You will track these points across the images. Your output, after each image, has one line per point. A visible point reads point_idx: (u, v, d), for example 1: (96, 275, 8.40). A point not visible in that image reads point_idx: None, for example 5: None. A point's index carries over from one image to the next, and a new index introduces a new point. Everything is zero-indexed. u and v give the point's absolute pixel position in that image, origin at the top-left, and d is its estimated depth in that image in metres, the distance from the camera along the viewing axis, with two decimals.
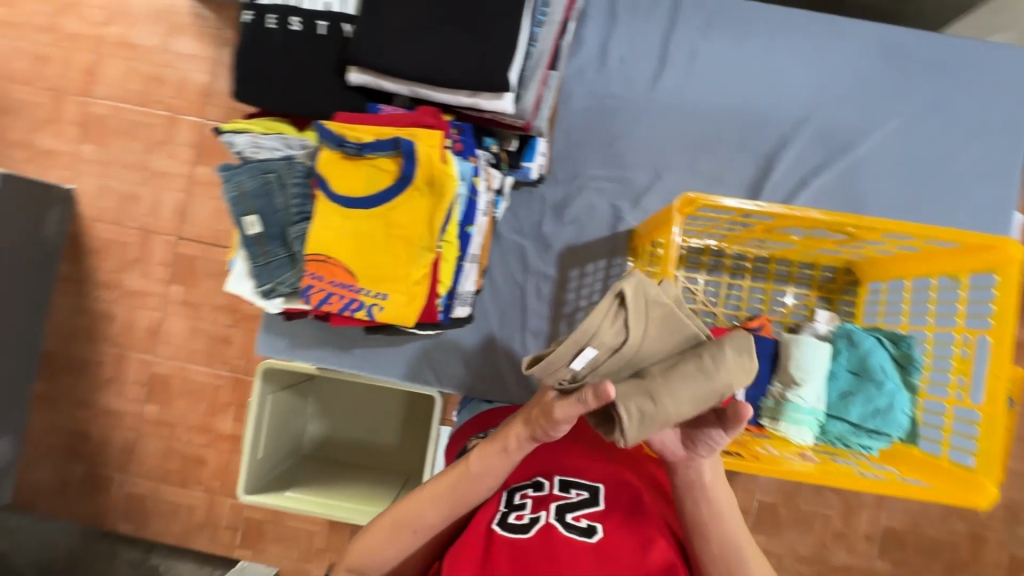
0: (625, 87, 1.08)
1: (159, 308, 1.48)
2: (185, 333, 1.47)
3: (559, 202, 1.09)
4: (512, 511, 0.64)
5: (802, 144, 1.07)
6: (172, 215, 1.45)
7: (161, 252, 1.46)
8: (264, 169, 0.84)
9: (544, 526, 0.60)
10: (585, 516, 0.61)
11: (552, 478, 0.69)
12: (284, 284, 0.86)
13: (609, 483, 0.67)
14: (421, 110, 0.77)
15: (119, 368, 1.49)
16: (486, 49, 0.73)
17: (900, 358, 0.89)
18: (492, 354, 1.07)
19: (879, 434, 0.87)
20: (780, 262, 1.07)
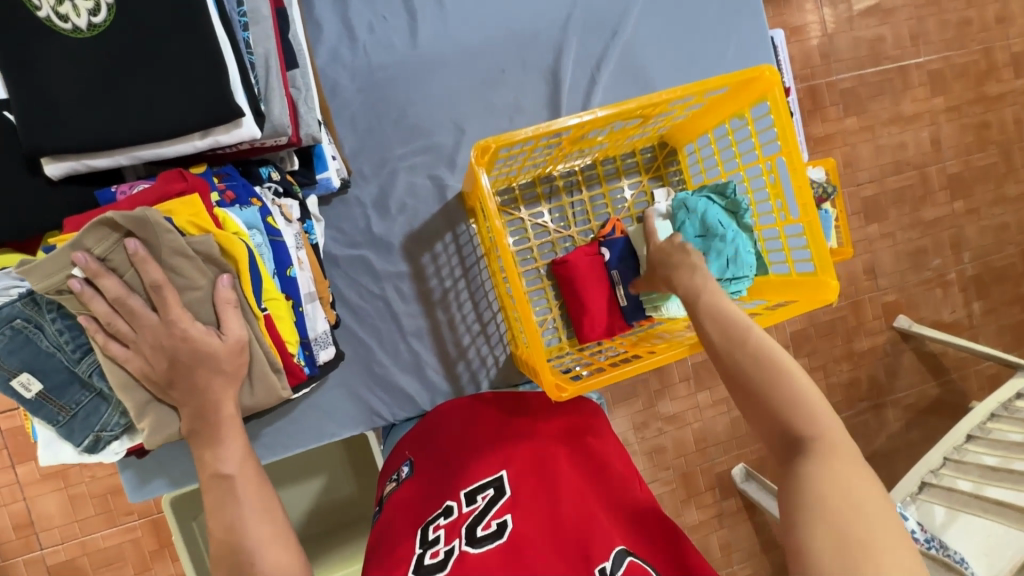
0: (387, 55, 1.00)
1: (17, 497, 1.30)
2: (64, 507, 1.32)
3: (378, 197, 1.01)
4: (428, 551, 0.66)
5: (576, 44, 1.07)
6: None
7: None
8: (2, 320, 0.66)
9: (460, 553, 0.63)
10: (494, 518, 0.66)
11: (458, 496, 0.72)
12: (107, 428, 0.74)
13: (510, 468, 0.72)
14: (162, 178, 0.66)
15: None
16: (185, 80, 0.62)
17: (729, 206, 0.96)
18: (385, 375, 1.01)
19: (739, 278, 0.94)
20: (606, 162, 1.09)
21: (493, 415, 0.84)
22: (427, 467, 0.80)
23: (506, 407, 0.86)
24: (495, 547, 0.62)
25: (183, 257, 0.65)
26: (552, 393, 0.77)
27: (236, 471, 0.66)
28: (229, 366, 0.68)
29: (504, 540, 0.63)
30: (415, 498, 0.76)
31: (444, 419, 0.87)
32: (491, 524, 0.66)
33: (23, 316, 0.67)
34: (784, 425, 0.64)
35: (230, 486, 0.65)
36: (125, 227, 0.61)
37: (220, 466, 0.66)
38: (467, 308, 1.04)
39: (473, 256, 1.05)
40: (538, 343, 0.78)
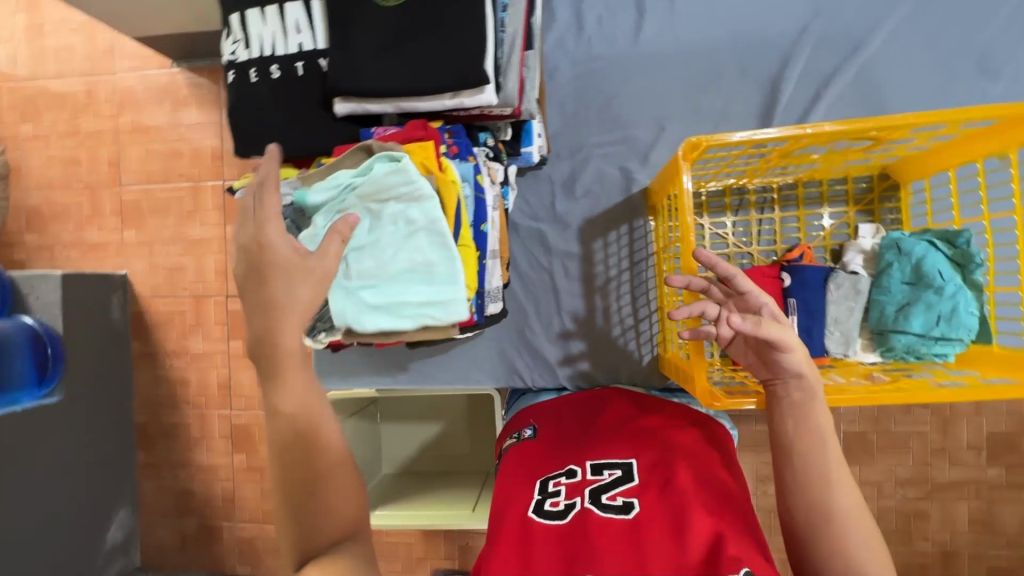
0: (608, 48, 1.06)
1: (225, 365, 1.55)
2: (255, 382, 1.55)
3: (567, 178, 1.08)
4: (547, 499, 0.69)
5: (805, 56, 1.01)
6: (216, 276, 1.52)
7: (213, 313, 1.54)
8: None
9: (581, 509, 0.65)
10: (619, 494, 0.66)
11: (583, 464, 0.74)
12: (323, 319, 0.89)
13: (640, 458, 0.73)
14: (409, 125, 0.78)
15: (204, 426, 1.57)
16: (451, 47, 0.73)
17: (957, 257, 0.84)
18: (533, 343, 1.08)
19: (949, 340, 0.82)
20: (809, 184, 1.02)
21: (625, 416, 0.87)
22: (552, 437, 0.84)
23: (645, 414, 0.87)
24: (618, 519, 0.63)
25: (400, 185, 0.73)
26: (703, 401, 0.76)
27: None
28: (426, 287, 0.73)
29: (629, 515, 0.63)
30: (539, 458, 0.79)
31: (578, 410, 0.92)
32: (616, 498, 0.66)
33: None
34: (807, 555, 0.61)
35: None
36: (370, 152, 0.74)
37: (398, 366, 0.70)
38: (625, 300, 1.07)
39: (643, 251, 1.06)
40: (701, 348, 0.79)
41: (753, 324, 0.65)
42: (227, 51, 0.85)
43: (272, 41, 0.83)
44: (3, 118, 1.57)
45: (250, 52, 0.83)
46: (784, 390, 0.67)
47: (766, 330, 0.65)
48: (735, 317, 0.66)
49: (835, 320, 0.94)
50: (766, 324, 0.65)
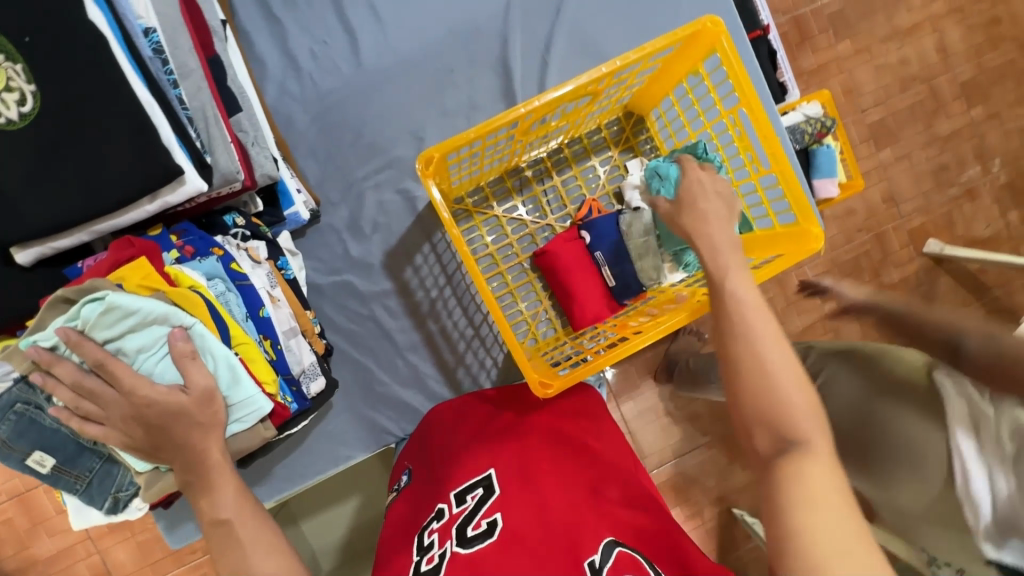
0: (335, 78, 1.00)
1: (92, 550, 1.32)
2: (136, 552, 1.33)
3: (351, 221, 1.02)
4: (423, 558, 0.64)
5: (521, 28, 1.04)
6: None
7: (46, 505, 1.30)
8: (5, 406, 0.69)
9: (450, 556, 0.61)
10: (483, 517, 0.64)
11: (449, 497, 0.70)
12: (123, 488, 0.77)
13: (499, 466, 0.70)
14: (111, 248, 0.67)
15: None
16: (119, 149, 0.63)
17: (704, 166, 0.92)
18: (388, 393, 1.03)
19: None
20: (572, 144, 1.07)
21: (484, 411, 0.83)
22: (423, 474, 0.80)
23: (501, 405, 0.84)
24: (484, 548, 0.60)
25: (114, 320, 0.62)
26: (538, 392, 0.77)
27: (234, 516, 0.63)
28: (202, 416, 0.65)
29: (494, 536, 0.61)
30: (414, 506, 0.75)
31: (440, 426, 0.85)
32: (480, 524, 0.64)
33: (22, 400, 0.70)
34: (769, 425, 0.58)
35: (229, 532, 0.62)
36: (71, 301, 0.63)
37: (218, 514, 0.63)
38: (457, 314, 1.05)
39: (453, 261, 1.04)
40: (515, 343, 0.79)
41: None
42: None
43: None
44: None
45: None
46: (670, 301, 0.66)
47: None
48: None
49: (639, 256, 1.00)
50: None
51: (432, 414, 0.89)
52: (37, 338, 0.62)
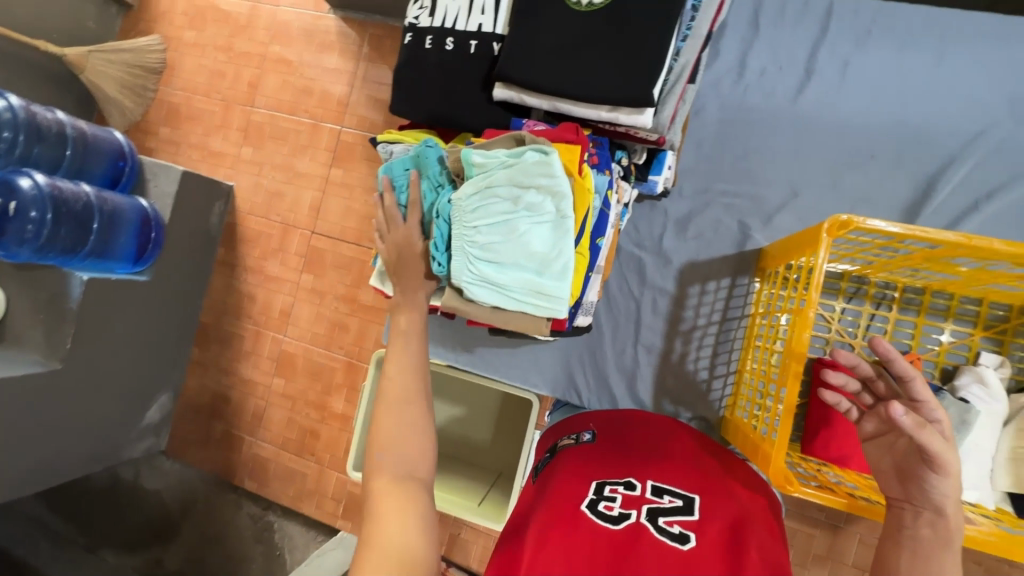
0: (764, 100, 1.04)
1: (292, 294, 1.61)
2: (311, 317, 1.59)
3: (683, 217, 1.06)
4: (602, 501, 0.69)
5: (973, 162, 0.95)
6: (309, 210, 1.59)
7: (296, 242, 1.61)
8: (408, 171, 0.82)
9: (635, 522, 0.64)
10: (677, 522, 0.65)
11: (644, 482, 0.73)
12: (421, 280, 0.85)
13: (704, 496, 0.70)
14: (562, 127, 0.78)
15: (256, 343, 1.64)
16: (626, 62, 0.75)
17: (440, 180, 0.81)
18: (601, 366, 1.08)
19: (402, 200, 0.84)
20: (937, 295, 0.96)
21: (694, 449, 0.84)
22: (614, 447, 0.84)
23: (713, 453, 0.84)
24: (672, 545, 0.61)
25: (534, 172, 0.72)
26: (777, 482, 0.74)
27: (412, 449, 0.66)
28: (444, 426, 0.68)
29: (684, 547, 0.61)
30: (595, 463, 0.79)
31: (643, 431, 0.89)
32: (672, 525, 0.65)
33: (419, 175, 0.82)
34: None
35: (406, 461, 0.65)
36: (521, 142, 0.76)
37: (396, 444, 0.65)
38: (705, 352, 1.04)
39: (738, 310, 1.03)
40: (789, 429, 0.74)
41: (915, 424, 0.60)
42: (412, 14, 0.90)
43: (456, 15, 0.86)
44: (172, 20, 1.72)
45: (431, 21, 0.88)
46: (912, 519, 0.62)
47: (928, 438, 0.59)
48: (898, 406, 0.60)
49: None
50: (930, 432, 0.59)
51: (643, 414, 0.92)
52: (477, 153, 0.74)
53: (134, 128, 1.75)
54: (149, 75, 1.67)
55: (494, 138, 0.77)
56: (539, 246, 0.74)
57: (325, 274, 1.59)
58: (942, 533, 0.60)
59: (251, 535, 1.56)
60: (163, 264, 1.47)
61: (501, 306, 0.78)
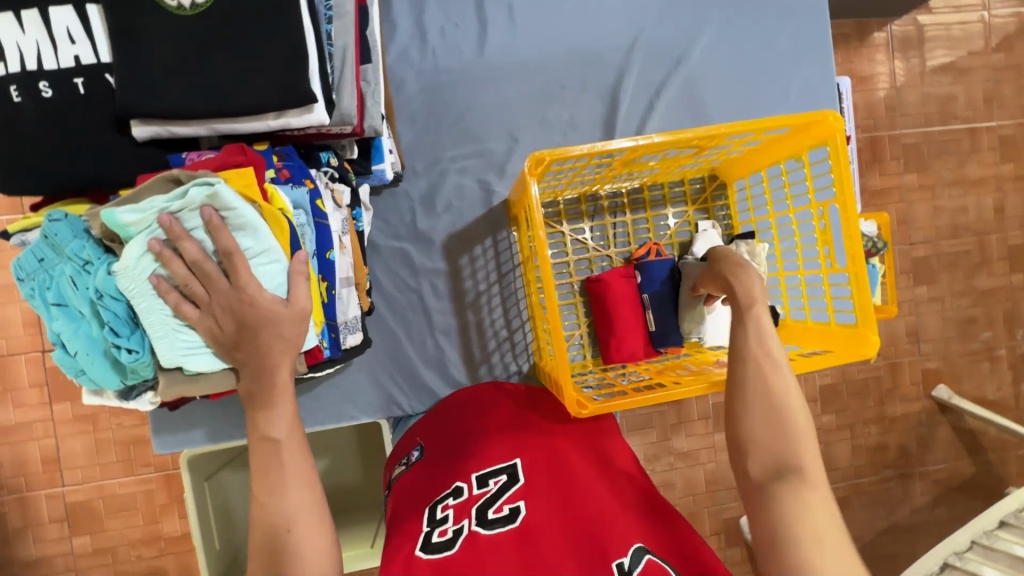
0: (455, 60, 1.04)
1: (51, 433, 1.31)
2: (89, 448, 1.32)
3: (426, 194, 1.04)
4: (436, 529, 0.66)
5: (638, 68, 1.09)
6: (27, 326, 1.28)
7: (26, 372, 1.29)
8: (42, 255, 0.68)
9: (468, 534, 0.63)
10: (506, 503, 0.66)
11: (469, 477, 0.72)
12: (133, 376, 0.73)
13: (523, 456, 0.72)
14: (223, 151, 0.68)
15: (30, 507, 1.32)
16: (264, 61, 0.67)
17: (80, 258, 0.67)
18: (410, 367, 1.04)
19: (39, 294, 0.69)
20: (653, 188, 1.09)
21: (510, 405, 0.85)
22: (437, 450, 0.81)
23: (522, 400, 0.87)
24: (505, 533, 0.62)
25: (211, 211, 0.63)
26: (571, 409, 0.77)
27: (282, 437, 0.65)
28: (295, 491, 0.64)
29: (515, 528, 0.63)
30: (422, 480, 0.76)
31: (461, 407, 0.87)
32: (502, 509, 0.66)
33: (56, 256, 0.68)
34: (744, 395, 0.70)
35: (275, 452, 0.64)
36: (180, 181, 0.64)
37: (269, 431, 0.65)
38: (497, 314, 1.06)
39: (509, 263, 1.06)
40: (564, 357, 0.79)
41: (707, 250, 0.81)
42: None
43: (35, 53, 0.67)
44: None
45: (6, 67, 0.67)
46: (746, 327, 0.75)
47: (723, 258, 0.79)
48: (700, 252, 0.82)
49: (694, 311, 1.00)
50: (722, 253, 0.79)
51: (452, 396, 0.91)
52: (124, 211, 0.61)
53: None
54: None
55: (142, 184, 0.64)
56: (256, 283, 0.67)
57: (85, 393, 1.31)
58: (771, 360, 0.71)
59: None
60: None
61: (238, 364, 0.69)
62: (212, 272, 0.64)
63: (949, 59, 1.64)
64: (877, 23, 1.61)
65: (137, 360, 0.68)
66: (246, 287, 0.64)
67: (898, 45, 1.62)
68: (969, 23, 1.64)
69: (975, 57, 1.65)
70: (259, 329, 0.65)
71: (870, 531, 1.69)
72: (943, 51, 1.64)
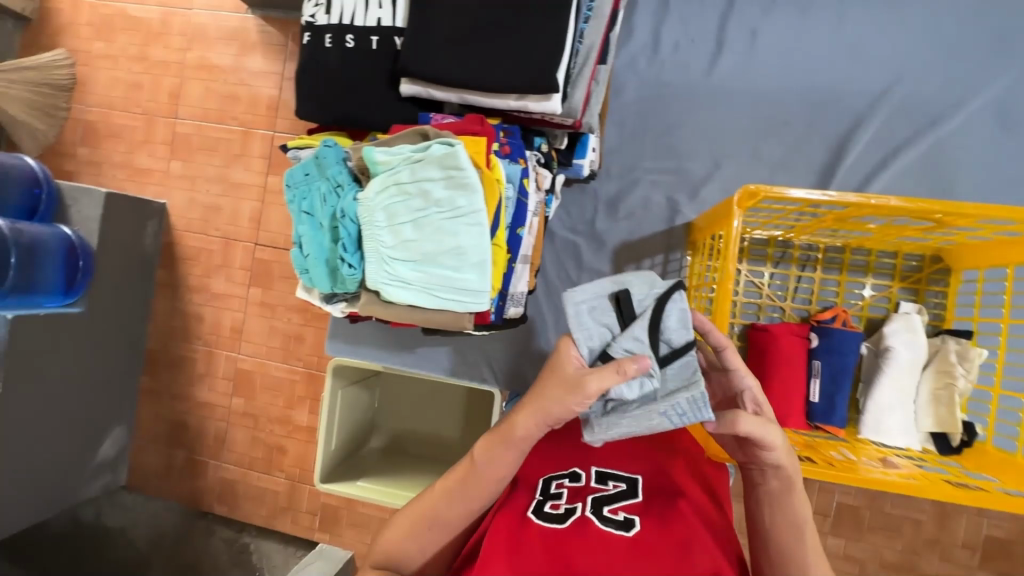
0: (680, 75, 1.04)
1: (241, 309, 1.56)
2: (264, 331, 1.55)
3: (612, 198, 1.07)
4: (548, 500, 0.68)
5: (880, 120, 0.98)
6: (250, 224, 1.54)
7: (241, 257, 1.54)
8: (308, 172, 0.84)
9: (580, 518, 0.64)
10: (622, 509, 0.65)
11: (589, 468, 0.72)
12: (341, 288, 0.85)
13: (645, 474, 0.71)
14: (467, 118, 0.78)
15: (210, 362, 1.59)
16: (524, 48, 0.74)
17: (335, 180, 0.81)
18: (546, 352, 1.09)
19: (295, 200, 0.85)
20: (856, 251, 0.99)
21: None
22: (557, 427, 0.81)
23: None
24: (616, 537, 0.61)
25: (443, 164, 0.71)
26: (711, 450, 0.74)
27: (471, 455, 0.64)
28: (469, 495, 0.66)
29: (628, 537, 0.61)
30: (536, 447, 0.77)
31: None
32: (617, 512, 0.65)
33: (315, 172, 0.83)
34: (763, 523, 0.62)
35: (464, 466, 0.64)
36: (427, 137, 0.75)
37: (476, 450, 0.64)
38: None
39: None
40: None
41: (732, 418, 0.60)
42: (308, 12, 0.86)
43: (353, 12, 0.83)
44: (78, 32, 1.60)
45: (329, 18, 0.84)
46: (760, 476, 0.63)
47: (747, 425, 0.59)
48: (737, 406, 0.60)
49: (876, 403, 0.90)
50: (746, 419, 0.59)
51: None
52: (380, 151, 0.73)
53: (49, 151, 1.64)
54: (58, 93, 1.57)
55: (397, 134, 0.76)
56: (456, 237, 0.73)
57: (273, 286, 1.54)
58: (786, 479, 0.62)
59: (227, 560, 1.50)
60: (95, 290, 1.40)
61: (424, 305, 0.77)
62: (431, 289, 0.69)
63: None
64: None
65: (351, 275, 0.80)
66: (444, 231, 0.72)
67: None
68: None
69: None
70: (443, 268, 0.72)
71: None
72: None
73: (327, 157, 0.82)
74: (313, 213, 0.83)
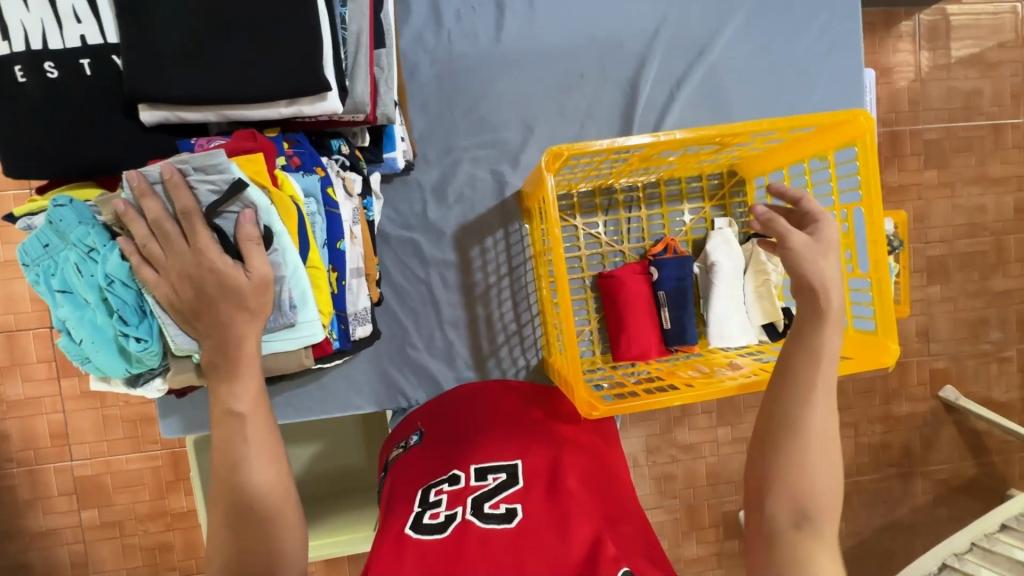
0: (470, 44, 1.01)
1: (58, 409, 1.31)
2: (95, 424, 1.32)
3: (438, 183, 1.02)
4: (427, 511, 0.66)
5: (659, 58, 1.05)
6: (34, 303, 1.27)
7: (34, 348, 1.29)
8: (42, 243, 0.66)
9: (461, 521, 0.63)
10: (503, 501, 0.65)
11: (468, 468, 0.71)
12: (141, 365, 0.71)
13: (525, 457, 0.72)
14: (234, 136, 0.67)
15: (38, 480, 1.32)
16: (277, 47, 0.65)
17: (86, 244, 0.66)
18: (417, 360, 1.03)
19: (40, 281, 0.67)
20: (669, 182, 1.07)
21: (513, 401, 0.84)
22: (436, 438, 0.80)
23: (532, 400, 0.86)
24: (499, 529, 0.61)
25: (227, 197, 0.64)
26: (582, 410, 0.76)
27: (248, 410, 0.63)
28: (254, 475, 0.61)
29: (510, 525, 0.61)
30: (419, 467, 0.75)
31: (460, 401, 0.87)
32: (498, 505, 0.65)
33: (54, 241, 0.66)
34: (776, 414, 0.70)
35: (239, 425, 0.62)
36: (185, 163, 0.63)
37: (232, 404, 0.63)
38: (507, 307, 1.04)
39: (520, 255, 1.04)
40: (576, 356, 0.77)
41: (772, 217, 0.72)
42: None
43: (41, 32, 0.65)
44: None
45: (9, 45, 0.65)
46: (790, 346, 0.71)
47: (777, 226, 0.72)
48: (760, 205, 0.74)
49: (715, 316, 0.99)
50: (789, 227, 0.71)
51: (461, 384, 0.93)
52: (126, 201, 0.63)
53: None
54: None
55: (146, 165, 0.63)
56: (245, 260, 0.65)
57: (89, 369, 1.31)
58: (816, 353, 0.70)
59: None
60: None
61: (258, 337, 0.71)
62: (170, 232, 0.63)
63: (975, 51, 1.58)
64: (904, 13, 1.55)
65: (145, 348, 0.68)
66: (206, 252, 0.62)
67: (926, 36, 1.56)
68: (999, 14, 1.58)
69: (1005, 50, 1.59)
70: (217, 300, 0.63)
71: (868, 528, 1.69)
72: (970, 43, 1.58)
73: (65, 219, 0.65)
74: (69, 291, 0.67)
